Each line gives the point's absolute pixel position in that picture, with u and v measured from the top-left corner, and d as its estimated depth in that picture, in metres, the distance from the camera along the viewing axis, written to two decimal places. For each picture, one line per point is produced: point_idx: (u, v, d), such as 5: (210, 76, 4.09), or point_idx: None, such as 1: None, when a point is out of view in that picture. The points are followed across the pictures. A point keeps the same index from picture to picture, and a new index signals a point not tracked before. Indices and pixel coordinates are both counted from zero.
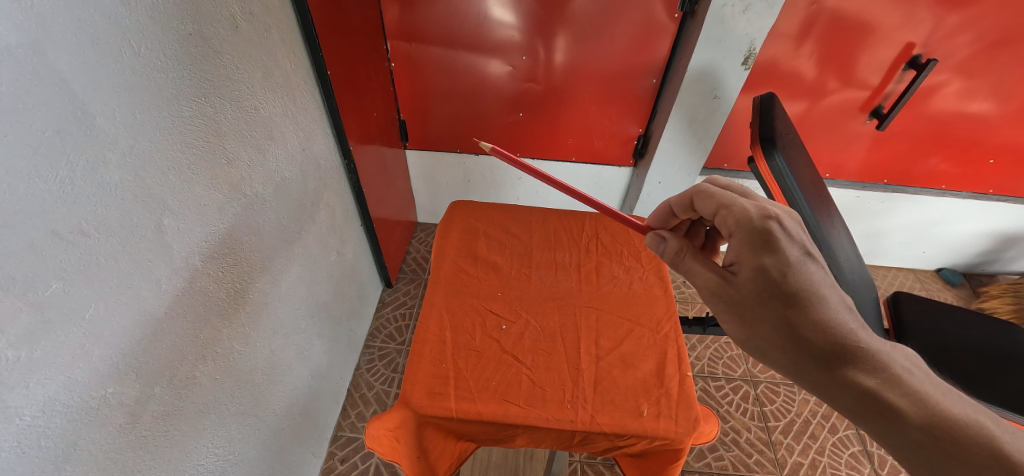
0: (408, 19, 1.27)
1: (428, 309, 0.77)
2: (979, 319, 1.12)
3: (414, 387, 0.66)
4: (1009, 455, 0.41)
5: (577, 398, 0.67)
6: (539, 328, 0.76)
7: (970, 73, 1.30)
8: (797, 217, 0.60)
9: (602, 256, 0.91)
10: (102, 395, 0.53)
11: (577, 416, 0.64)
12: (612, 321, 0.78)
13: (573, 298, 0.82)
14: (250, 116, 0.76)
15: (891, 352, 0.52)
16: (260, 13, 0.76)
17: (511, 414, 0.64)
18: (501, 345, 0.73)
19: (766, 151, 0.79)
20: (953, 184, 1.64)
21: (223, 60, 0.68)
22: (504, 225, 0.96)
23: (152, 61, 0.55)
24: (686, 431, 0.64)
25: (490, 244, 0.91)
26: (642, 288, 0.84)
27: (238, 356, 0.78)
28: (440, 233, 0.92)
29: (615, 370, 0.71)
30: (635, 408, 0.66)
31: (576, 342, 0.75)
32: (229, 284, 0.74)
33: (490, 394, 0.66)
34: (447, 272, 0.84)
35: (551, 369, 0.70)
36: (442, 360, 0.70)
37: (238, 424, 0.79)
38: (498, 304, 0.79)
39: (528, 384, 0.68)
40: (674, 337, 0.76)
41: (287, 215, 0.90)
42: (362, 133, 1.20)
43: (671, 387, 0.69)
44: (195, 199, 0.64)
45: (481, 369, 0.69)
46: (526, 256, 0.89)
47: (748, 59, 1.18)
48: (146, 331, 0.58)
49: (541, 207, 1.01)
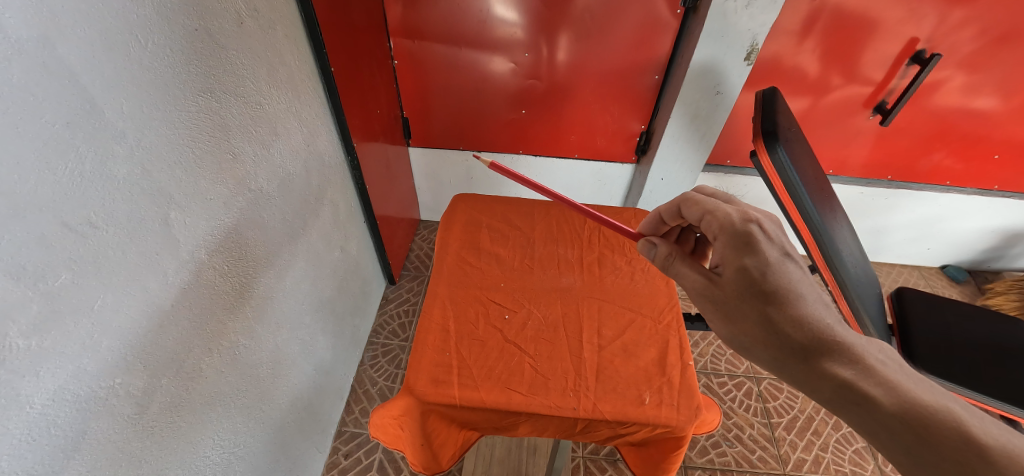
0: (411, 16, 1.27)
1: (431, 301, 0.78)
2: (982, 315, 1.12)
3: (418, 375, 0.66)
4: (976, 437, 0.42)
5: (579, 386, 0.67)
6: (540, 319, 0.76)
7: (974, 68, 1.29)
8: (778, 222, 0.62)
9: (604, 249, 0.91)
10: (111, 385, 0.54)
11: (579, 404, 0.65)
12: (614, 311, 0.78)
13: (576, 290, 0.82)
14: (255, 111, 0.77)
15: (866, 345, 0.53)
16: (264, 9, 0.76)
17: (514, 402, 0.64)
18: (504, 335, 0.73)
19: (768, 145, 0.78)
20: (958, 180, 1.63)
21: (228, 55, 0.69)
22: (507, 219, 0.96)
23: (158, 55, 0.56)
24: (688, 419, 0.64)
25: (492, 237, 0.91)
26: (645, 279, 0.84)
27: (243, 350, 0.79)
28: (442, 227, 0.92)
29: (617, 359, 0.71)
30: (637, 396, 0.66)
31: (578, 332, 0.75)
32: (234, 276, 0.75)
33: (493, 382, 0.66)
34: (450, 264, 0.84)
35: (553, 358, 0.71)
36: (446, 349, 0.70)
37: (243, 418, 0.80)
38: (501, 294, 0.80)
39: (530, 373, 0.68)
40: (676, 326, 0.76)
41: (292, 210, 0.91)
42: (365, 129, 1.21)
43: (673, 376, 0.69)
44: (201, 193, 0.65)
45: (485, 358, 0.70)
46: (528, 249, 0.89)
47: (751, 55, 1.18)
48: (153, 322, 0.59)
49: (543, 201, 1.01)
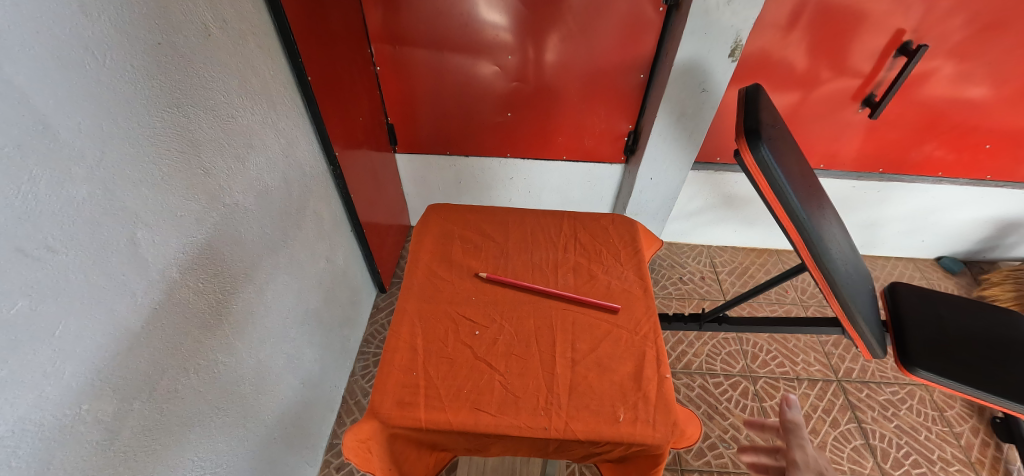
0: (392, 21, 1.26)
1: (400, 316, 0.76)
2: (975, 308, 1.11)
3: (384, 397, 0.65)
4: None
5: (551, 404, 0.65)
6: (511, 334, 0.75)
7: (963, 57, 1.28)
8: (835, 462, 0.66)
9: (580, 256, 0.89)
10: (77, 412, 0.52)
11: (550, 423, 0.63)
12: (589, 323, 0.77)
13: (550, 301, 0.81)
14: (227, 125, 0.75)
15: None
16: (234, 21, 0.74)
17: (482, 423, 0.63)
18: (474, 352, 0.72)
19: (751, 143, 0.77)
20: (950, 171, 1.61)
21: (197, 68, 0.67)
22: (480, 228, 0.94)
23: (116, 71, 0.54)
24: (664, 435, 0.63)
25: (465, 248, 0.90)
26: (621, 288, 0.83)
27: (223, 369, 0.77)
28: (413, 239, 0.90)
29: (591, 374, 0.69)
30: (611, 413, 0.65)
31: (551, 346, 0.73)
32: (210, 295, 0.73)
33: (462, 402, 0.65)
34: (420, 278, 0.83)
35: (525, 375, 0.69)
36: (412, 368, 0.69)
37: (225, 437, 0.78)
38: (472, 308, 0.78)
39: (500, 391, 0.66)
40: (653, 337, 0.75)
41: (271, 223, 0.90)
42: (348, 137, 1.19)
43: (648, 390, 0.67)
44: (170, 210, 0.63)
45: (453, 377, 0.68)
46: (501, 260, 0.88)
47: (735, 51, 1.16)
48: (121, 345, 0.57)
49: (518, 207, 0.99)
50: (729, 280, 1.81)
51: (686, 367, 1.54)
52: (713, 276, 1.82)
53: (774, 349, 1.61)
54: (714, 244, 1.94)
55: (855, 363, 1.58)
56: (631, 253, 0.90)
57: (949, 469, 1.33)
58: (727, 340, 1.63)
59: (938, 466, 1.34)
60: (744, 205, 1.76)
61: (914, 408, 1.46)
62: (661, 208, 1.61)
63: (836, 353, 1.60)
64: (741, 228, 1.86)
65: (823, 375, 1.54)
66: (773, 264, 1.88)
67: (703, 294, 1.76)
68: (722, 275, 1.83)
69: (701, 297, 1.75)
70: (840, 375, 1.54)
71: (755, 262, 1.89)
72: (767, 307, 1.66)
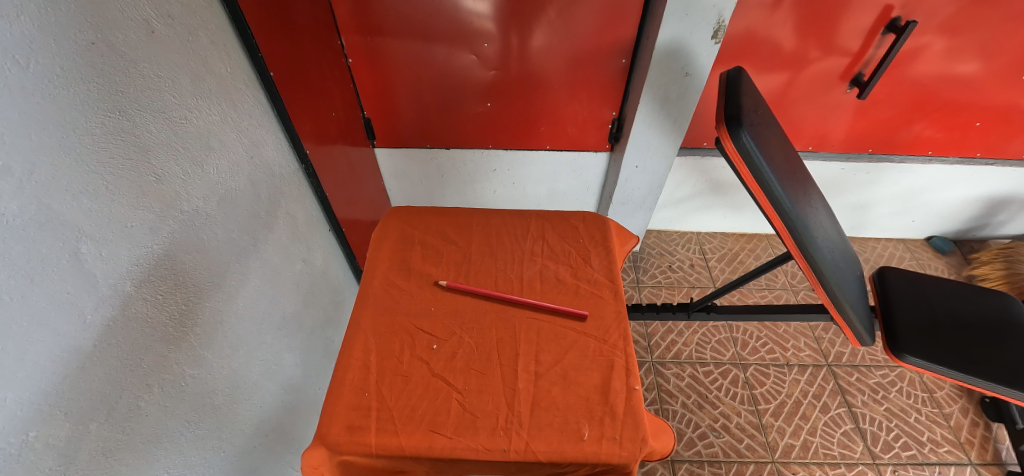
0: (362, 11, 1.20)
1: (353, 332, 0.73)
2: (962, 293, 1.10)
3: (332, 422, 0.63)
4: None
5: (510, 423, 0.63)
6: (471, 347, 0.72)
7: (954, 32, 1.25)
8: None
9: (549, 259, 0.87)
10: (25, 439, 0.48)
11: (509, 444, 0.61)
12: (553, 332, 0.75)
13: (514, 309, 0.78)
14: (180, 127, 0.71)
15: None
16: (181, 15, 0.69)
17: (437, 446, 0.61)
18: (431, 368, 0.69)
19: (731, 131, 0.73)
20: (940, 150, 1.59)
21: (140, 68, 0.62)
22: (442, 232, 0.91)
23: (45, 76, 0.49)
24: (631, 454, 0.61)
25: (425, 254, 0.87)
26: (590, 291, 0.81)
27: (191, 381, 0.74)
28: (371, 246, 0.87)
29: (555, 388, 0.67)
30: (576, 431, 0.63)
31: (512, 359, 0.71)
32: (172, 307, 0.70)
33: (416, 424, 0.63)
34: (376, 289, 0.80)
35: (483, 392, 0.67)
36: (365, 389, 0.67)
37: (198, 450, 0.76)
38: (431, 322, 0.76)
39: (457, 411, 0.64)
40: (622, 346, 0.73)
41: (238, 228, 0.87)
42: (319, 134, 1.15)
43: (616, 404, 0.66)
44: (119, 221, 0.60)
45: (407, 397, 0.66)
46: (465, 264, 0.85)
47: (718, 32, 1.12)
48: (72, 367, 0.54)
49: (484, 208, 0.96)
50: (719, 267, 1.79)
51: (675, 357, 1.53)
52: (702, 264, 1.81)
53: (765, 336, 1.60)
54: (703, 230, 1.92)
55: (845, 347, 1.57)
56: (602, 254, 0.88)
57: (939, 450, 1.34)
58: (717, 327, 1.62)
59: (928, 448, 1.34)
60: (732, 191, 1.74)
61: (904, 391, 1.46)
62: (648, 196, 1.59)
63: (826, 338, 1.60)
64: (730, 214, 1.84)
65: (814, 360, 1.54)
66: (763, 249, 1.87)
67: (693, 282, 1.74)
68: (712, 262, 1.81)
69: (691, 285, 1.74)
70: (830, 359, 1.54)
71: (745, 247, 1.88)
72: (757, 293, 1.65)
